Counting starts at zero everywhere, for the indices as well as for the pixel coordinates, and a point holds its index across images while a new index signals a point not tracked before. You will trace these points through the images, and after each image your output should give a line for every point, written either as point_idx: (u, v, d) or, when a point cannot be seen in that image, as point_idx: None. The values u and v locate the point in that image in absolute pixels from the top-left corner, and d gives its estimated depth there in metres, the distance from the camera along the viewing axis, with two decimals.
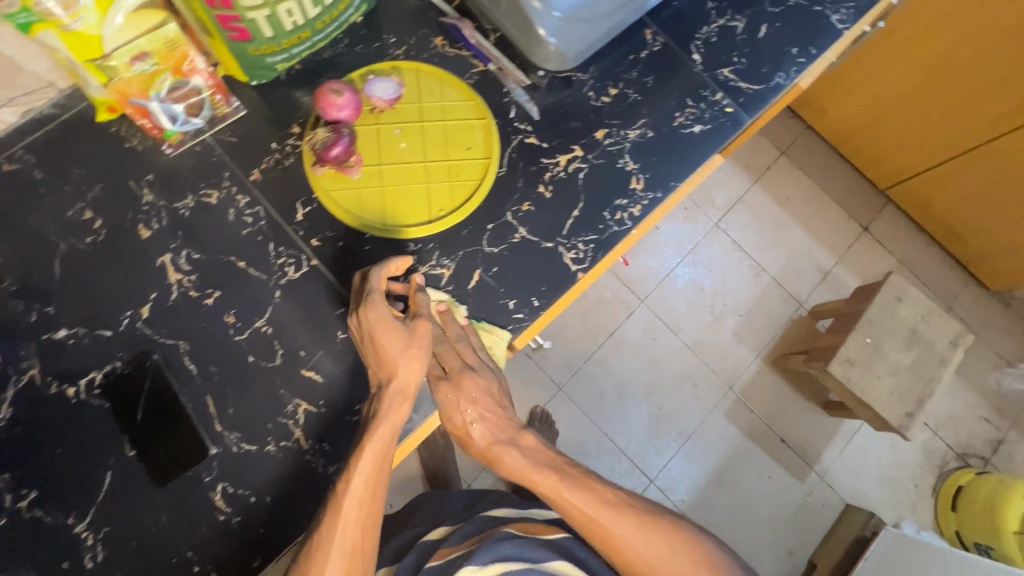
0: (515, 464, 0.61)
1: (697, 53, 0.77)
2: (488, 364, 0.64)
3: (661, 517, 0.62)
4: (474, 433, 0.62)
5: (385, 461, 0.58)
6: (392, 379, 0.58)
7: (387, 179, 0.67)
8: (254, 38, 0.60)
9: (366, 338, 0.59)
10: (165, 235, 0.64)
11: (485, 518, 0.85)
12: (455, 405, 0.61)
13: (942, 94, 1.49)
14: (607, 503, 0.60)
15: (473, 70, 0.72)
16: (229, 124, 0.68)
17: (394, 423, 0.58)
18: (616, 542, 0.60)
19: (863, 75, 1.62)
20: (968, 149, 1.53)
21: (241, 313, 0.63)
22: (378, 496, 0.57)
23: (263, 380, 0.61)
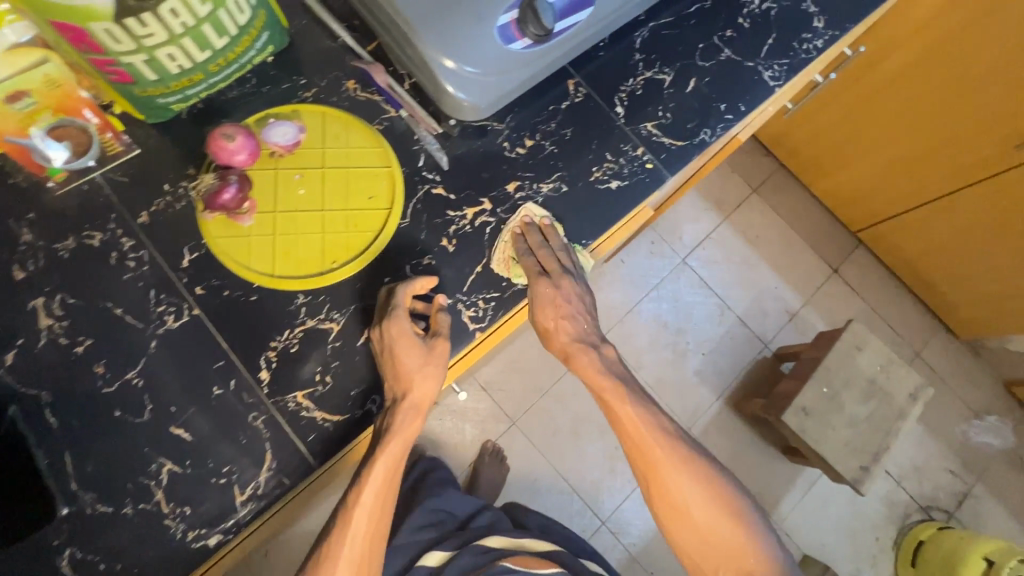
0: (587, 366, 0.68)
1: (620, 106, 0.75)
2: (578, 272, 0.69)
3: (704, 463, 0.69)
4: (564, 330, 0.68)
5: (393, 477, 0.62)
6: (407, 395, 0.60)
7: (281, 229, 0.65)
8: (137, 80, 0.58)
9: (385, 353, 0.61)
10: (38, 277, 0.61)
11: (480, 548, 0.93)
12: (547, 304, 0.66)
13: (908, 142, 1.48)
14: (659, 431, 0.68)
15: (384, 116, 0.70)
16: (121, 163, 0.65)
17: (406, 437, 0.61)
18: (660, 474, 0.67)
19: (830, 119, 1.60)
20: (937, 196, 1.51)
21: (112, 364, 0.60)
22: (386, 505, 0.62)
23: (129, 437, 0.58)
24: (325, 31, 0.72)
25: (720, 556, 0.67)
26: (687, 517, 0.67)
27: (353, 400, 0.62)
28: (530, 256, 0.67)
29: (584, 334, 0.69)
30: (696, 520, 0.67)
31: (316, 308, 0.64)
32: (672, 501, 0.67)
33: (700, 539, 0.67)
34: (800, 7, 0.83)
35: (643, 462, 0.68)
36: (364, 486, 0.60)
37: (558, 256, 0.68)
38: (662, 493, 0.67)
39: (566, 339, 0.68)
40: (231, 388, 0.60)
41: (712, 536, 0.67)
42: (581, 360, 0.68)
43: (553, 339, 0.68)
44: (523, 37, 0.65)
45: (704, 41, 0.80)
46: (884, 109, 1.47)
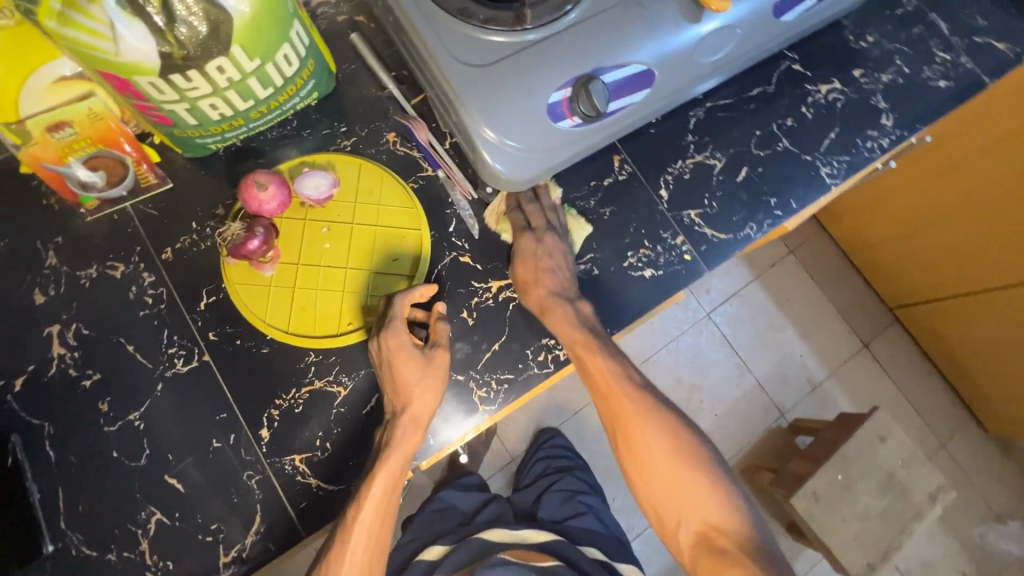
0: (562, 320, 0.63)
1: (665, 188, 0.72)
2: (561, 231, 0.68)
3: (672, 415, 0.67)
4: (541, 283, 0.64)
5: (394, 492, 0.59)
6: (407, 409, 0.58)
7: (301, 282, 0.63)
8: (177, 124, 0.57)
9: (385, 365, 0.60)
10: (58, 304, 0.61)
11: (479, 541, 0.94)
12: (526, 254, 0.66)
13: (950, 233, 1.43)
14: (628, 379, 0.67)
15: (420, 173, 0.69)
16: (152, 195, 0.65)
17: (406, 450, 0.58)
18: (628, 423, 0.66)
19: (876, 192, 1.55)
20: (976, 291, 1.46)
21: (117, 402, 0.59)
22: (387, 518, 0.59)
23: (123, 480, 0.57)
24: (372, 80, 0.71)
25: (683, 506, 0.64)
26: (652, 469, 0.65)
27: (349, 470, 0.61)
28: (518, 212, 0.68)
29: (566, 293, 0.65)
30: (661, 473, 0.65)
31: (326, 369, 0.62)
32: (638, 451, 0.66)
33: (666, 490, 0.65)
34: (867, 103, 0.79)
35: (612, 413, 0.67)
36: (364, 501, 0.57)
37: (545, 215, 0.69)
38: (631, 444, 0.66)
39: (543, 292, 0.64)
40: (229, 442, 0.59)
41: (677, 486, 0.64)
42: (555, 315, 0.63)
43: (530, 292, 0.64)
44: (572, 115, 0.63)
45: (761, 129, 0.76)
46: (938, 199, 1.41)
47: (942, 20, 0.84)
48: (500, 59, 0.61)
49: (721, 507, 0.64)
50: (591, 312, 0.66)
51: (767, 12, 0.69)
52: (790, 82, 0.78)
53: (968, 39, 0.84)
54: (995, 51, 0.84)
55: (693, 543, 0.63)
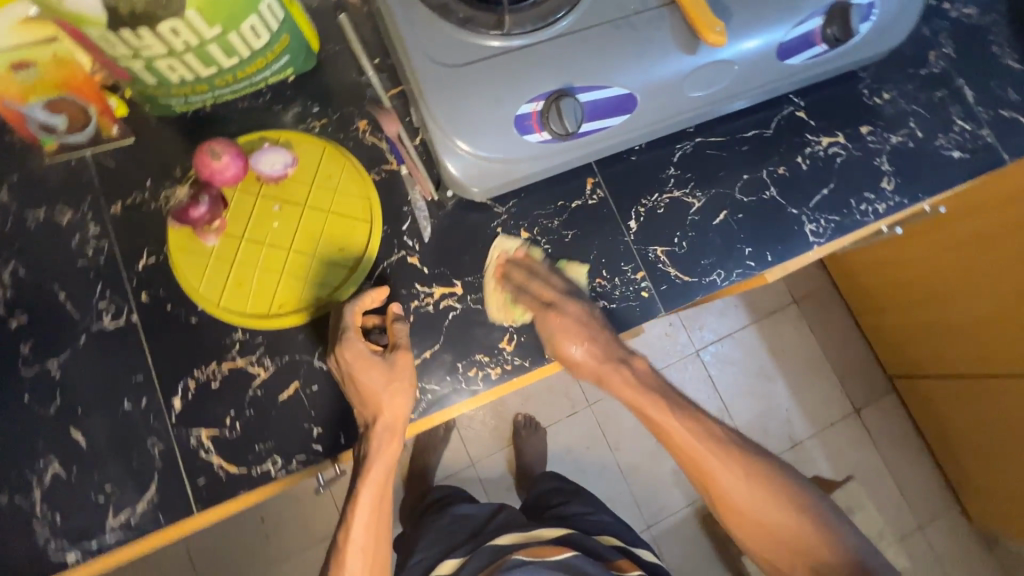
0: (621, 385, 0.66)
1: (634, 220, 0.69)
2: (575, 292, 0.65)
3: (762, 463, 0.64)
4: (583, 355, 0.63)
5: (382, 486, 0.64)
6: (378, 420, 0.58)
7: (241, 257, 0.62)
8: (136, 80, 0.56)
9: (346, 378, 0.59)
10: (0, 241, 0.61)
11: (489, 550, 0.80)
12: (565, 334, 0.62)
13: (953, 313, 1.38)
14: (710, 436, 0.64)
15: (383, 166, 0.67)
16: (114, 147, 0.65)
17: (386, 460, 0.61)
18: (714, 480, 0.64)
19: (880, 260, 1.49)
20: (973, 376, 1.41)
21: (38, 347, 0.59)
22: (380, 521, 0.65)
23: (28, 425, 0.57)
24: (354, 64, 0.69)
25: (787, 550, 0.63)
26: (748, 517, 0.63)
27: (254, 455, 0.59)
28: (524, 295, 0.65)
29: (617, 355, 0.66)
30: (761, 520, 0.63)
31: (250, 348, 0.61)
32: (728, 503, 0.64)
33: (769, 537, 0.63)
34: (869, 163, 0.75)
35: (698, 473, 0.64)
36: (352, 519, 0.63)
37: (553, 281, 0.66)
38: (721, 498, 0.64)
39: (595, 364, 0.64)
40: (140, 406, 0.59)
41: (780, 531, 0.62)
42: (619, 378, 0.66)
43: (581, 368, 0.64)
44: (542, 130, 0.61)
45: (750, 173, 0.73)
46: (946, 274, 1.34)
47: (968, 87, 0.79)
48: (472, 62, 0.59)
49: (833, 548, 0.61)
50: (647, 367, 0.67)
51: (768, 52, 0.65)
52: (790, 129, 0.75)
53: (994, 111, 0.78)
54: (1020, 128, 0.78)
55: None
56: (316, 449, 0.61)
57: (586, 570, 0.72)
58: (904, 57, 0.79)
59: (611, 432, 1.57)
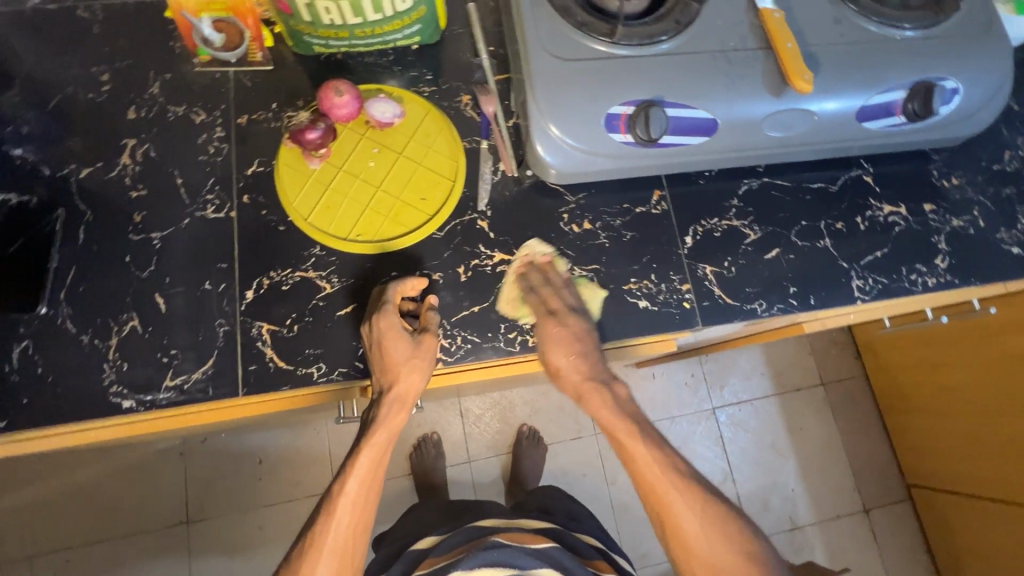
0: (600, 404, 0.66)
1: (690, 237, 0.74)
2: (580, 243, 0.72)
3: (719, 505, 0.62)
4: (571, 371, 0.66)
5: (379, 468, 0.65)
6: (392, 388, 0.63)
7: (336, 184, 0.70)
8: (294, 15, 0.66)
9: (373, 344, 0.63)
10: (142, 124, 0.71)
11: (471, 528, 0.81)
12: (555, 344, 0.65)
13: (982, 427, 1.34)
14: (672, 468, 0.63)
15: (475, 138, 0.74)
16: (253, 70, 0.74)
17: (389, 429, 0.65)
18: (667, 504, 0.62)
19: (915, 359, 1.47)
20: (990, 498, 1.37)
21: (148, 219, 0.67)
22: (371, 495, 0.64)
23: (122, 280, 0.65)
24: (471, 47, 0.78)
25: None
26: (697, 557, 0.61)
27: (302, 357, 0.65)
28: (535, 293, 0.68)
29: (598, 375, 0.66)
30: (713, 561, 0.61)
31: (323, 265, 0.68)
32: (681, 539, 0.62)
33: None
34: (926, 238, 0.78)
35: (652, 500, 0.63)
36: (350, 474, 0.63)
37: (565, 294, 0.68)
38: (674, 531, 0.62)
39: (577, 378, 0.66)
40: (218, 289, 0.66)
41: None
42: (593, 399, 0.66)
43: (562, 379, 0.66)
44: (627, 132, 0.66)
45: (808, 221, 0.76)
46: (982, 381, 1.30)
47: None
48: (580, 59, 0.65)
49: None
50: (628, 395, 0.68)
51: (848, 113, 0.70)
52: (854, 190, 0.78)
53: None
54: None
55: None
56: (357, 368, 0.66)
57: (565, 565, 0.72)
58: (977, 151, 0.82)
59: (611, 466, 1.57)
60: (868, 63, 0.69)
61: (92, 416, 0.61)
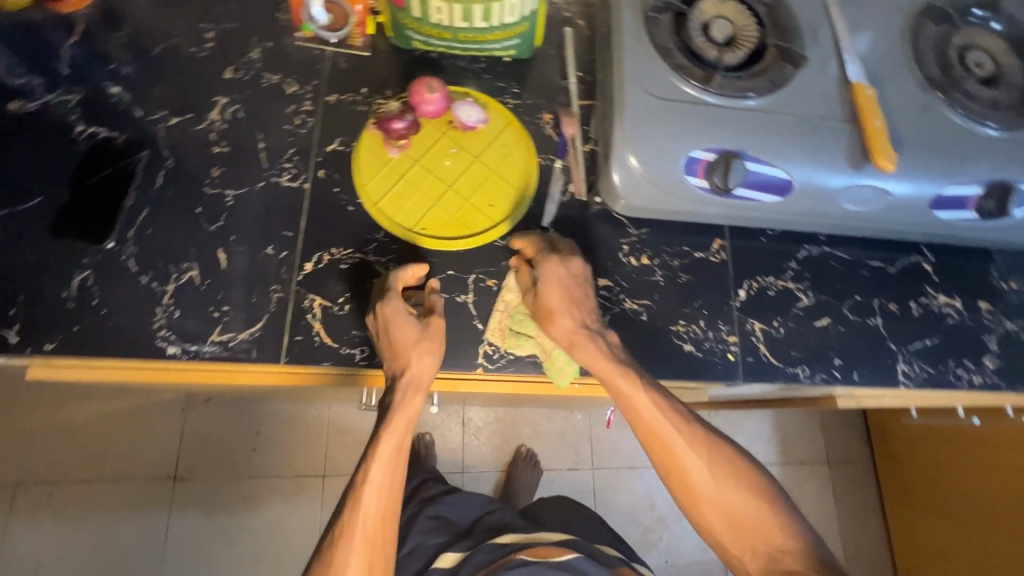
0: (593, 352, 0.62)
1: (744, 290, 0.74)
2: (635, 277, 0.72)
3: (720, 448, 0.63)
4: (564, 316, 0.63)
5: (402, 452, 0.62)
6: (405, 372, 0.61)
7: (410, 176, 0.71)
8: (405, 9, 0.68)
9: (380, 332, 0.62)
10: (236, 85, 0.73)
11: (491, 547, 0.87)
12: (558, 284, 0.64)
13: (988, 537, 1.31)
14: (674, 413, 0.62)
15: (550, 156, 0.76)
16: (350, 53, 0.76)
17: (410, 414, 0.62)
18: (673, 454, 0.61)
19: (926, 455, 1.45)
20: None
21: (225, 175, 0.69)
22: (398, 481, 0.62)
23: (189, 230, 0.66)
24: (560, 69, 0.80)
25: (748, 534, 0.61)
26: (706, 502, 0.61)
27: (347, 338, 0.65)
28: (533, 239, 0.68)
29: (592, 324, 0.64)
30: (721, 504, 0.61)
31: (383, 251, 0.68)
32: (687, 484, 0.62)
33: (722, 521, 0.61)
34: (977, 335, 0.77)
35: (656, 448, 0.62)
36: (374, 460, 0.61)
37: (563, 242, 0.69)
38: (679, 477, 0.62)
39: (573, 322, 0.63)
40: (280, 256, 0.66)
41: (744, 522, 0.61)
42: (586, 347, 0.62)
43: (553, 323, 0.63)
44: (704, 177, 0.67)
45: (862, 296, 0.76)
46: (995, 489, 1.28)
47: None
48: (671, 100, 0.67)
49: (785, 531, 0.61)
50: (617, 341, 0.64)
51: (922, 199, 0.70)
52: (912, 275, 0.78)
53: None
54: None
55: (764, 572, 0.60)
56: None
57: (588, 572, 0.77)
58: None
59: (602, 504, 1.54)
60: (949, 154, 0.70)
61: (136, 357, 0.61)
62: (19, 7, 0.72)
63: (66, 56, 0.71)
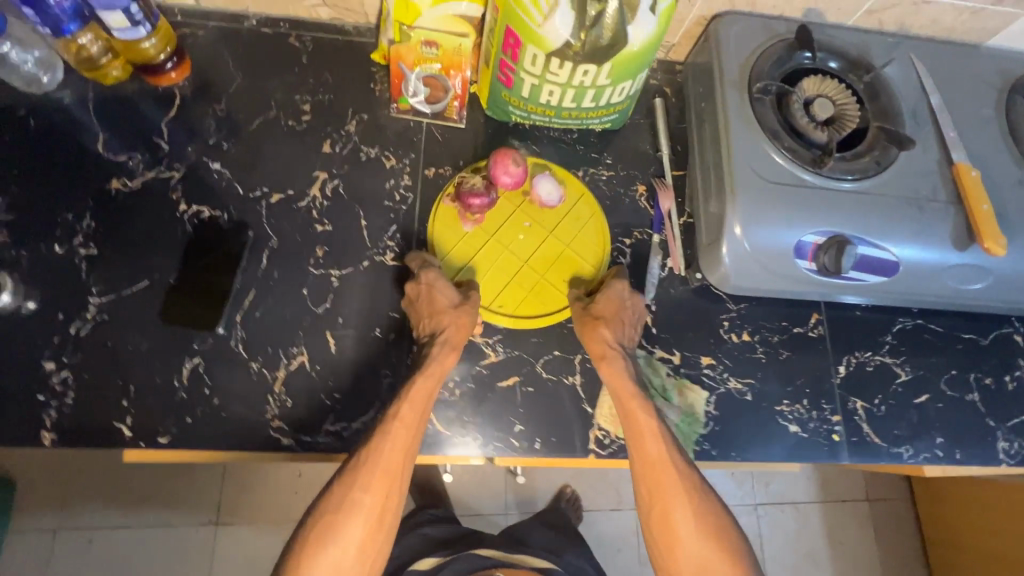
0: (619, 370, 0.63)
1: (843, 367, 0.73)
2: (736, 354, 0.72)
3: (708, 495, 0.62)
4: (601, 326, 0.65)
5: (408, 453, 0.58)
6: (440, 330, 0.61)
7: (485, 252, 0.70)
8: (512, 89, 0.67)
9: (419, 292, 0.64)
10: (335, 159, 0.72)
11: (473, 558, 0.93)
12: (612, 303, 0.66)
13: None
14: (673, 448, 0.62)
15: (645, 230, 0.75)
16: (444, 125, 0.76)
17: (438, 374, 0.60)
18: (663, 489, 0.61)
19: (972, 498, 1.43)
20: None
21: (329, 254, 0.68)
22: (401, 473, 0.58)
23: (297, 313, 0.65)
24: (652, 139, 0.80)
25: None
26: (679, 539, 0.61)
27: (461, 424, 0.65)
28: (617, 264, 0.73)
29: (624, 344, 0.65)
30: (691, 547, 0.61)
31: (490, 332, 0.68)
32: (667, 521, 0.61)
33: (687, 557, 0.61)
34: None
35: (649, 484, 0.61)
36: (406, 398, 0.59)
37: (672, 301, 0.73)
38: (660, 508, 0.61)
39: (608, 338, 0.64)
40: (388, 339, 0.66)
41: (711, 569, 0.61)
42: (613, 364, 0.63)
43: (594, 334, 0.64)
44: (813, 259, 0.67)
45: (958, 370, 0.76)
46: None
47: None
48: (780, 185, 0.67)
49: None
50: (636, 367, 0.66)
51: None
52: (1005, 347, 0.78)
53: None
54: None
55: None
56: (512, 444, 0.65)
57: None
58: None
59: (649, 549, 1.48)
60: None
61: (250, 449, 0.60)
62: (116, 80, 0.71)
63: (164, 130, 0.71)
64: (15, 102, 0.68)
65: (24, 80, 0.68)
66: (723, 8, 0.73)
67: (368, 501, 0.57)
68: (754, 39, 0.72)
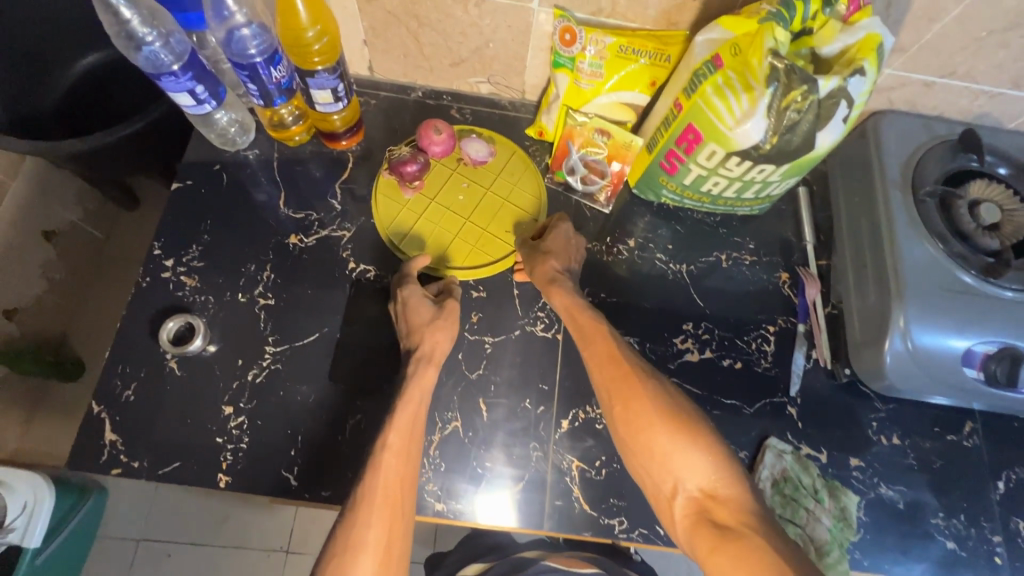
0: (568, 288, 0.66)
1: (1004, 483, 0.69)
2: (886, 457, 0.69)
3: (665, 391, 0.60)
4: (547, 251, 0.68)
5: (408, 464, 0.57)
6: (417, 348, 0.63)
7: (427, 214, 0.74)
8: (674, 175, 0.69)
9: (398, 313, 0.65)
10: None
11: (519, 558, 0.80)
12: (562, 238, 0.69)
13: None
14: (622, 350, 0.62)
15: (787, 319, 0.75)
16: (591, 206, 0.78)
17: (422, 387, 0.61)
18: (616, 386, 0.60)
19: None
20: None
21: (483, 322, 0.71)
22: (406, 490, 0.56)
23: (453, 377, 0.68)
24: (793, 226, 0.80)
25: (682, 470, 0.55)
26: (640, 435, 0.58)
27: (605, 506, 0.65)
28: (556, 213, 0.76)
29: (569, 271, 0.68)
30: (656, 442, 0.57)
31: None
32: (628, 422, 0.59)
33: (655, 457, 0.57)
34: None
35: (604, 382, 0.61)
36: (392, 426, 0.58)
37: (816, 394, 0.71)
38: (621, 413, 0.59)
39: (554, 263, 0.67)
40: (538, 411, 0.68)
41: (681, 464, 0.56)
42: (562, 283, 0.66)
43: (544, 261, 0.68)
44: (981, 368, 0.64)
45: None
46: None
47: None
48: (947, 288, 0.65)
49: (725, 476, 0.55)
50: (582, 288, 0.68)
51: None
52: None
53: None
54: None
55: (693, 517, 0.54)
56: (657, 532, 0.64)
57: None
58: None
59: None
60: None
61: None
62: (297, 143, 0.77)
63: (335, 190, 0.76)
64: (212, 158, 0.76)
65: (221, 139, 0.75)
66: (881, 107, 0.74)
67: (374, 536, 0.53)
68: (915, 138, 0.72)
